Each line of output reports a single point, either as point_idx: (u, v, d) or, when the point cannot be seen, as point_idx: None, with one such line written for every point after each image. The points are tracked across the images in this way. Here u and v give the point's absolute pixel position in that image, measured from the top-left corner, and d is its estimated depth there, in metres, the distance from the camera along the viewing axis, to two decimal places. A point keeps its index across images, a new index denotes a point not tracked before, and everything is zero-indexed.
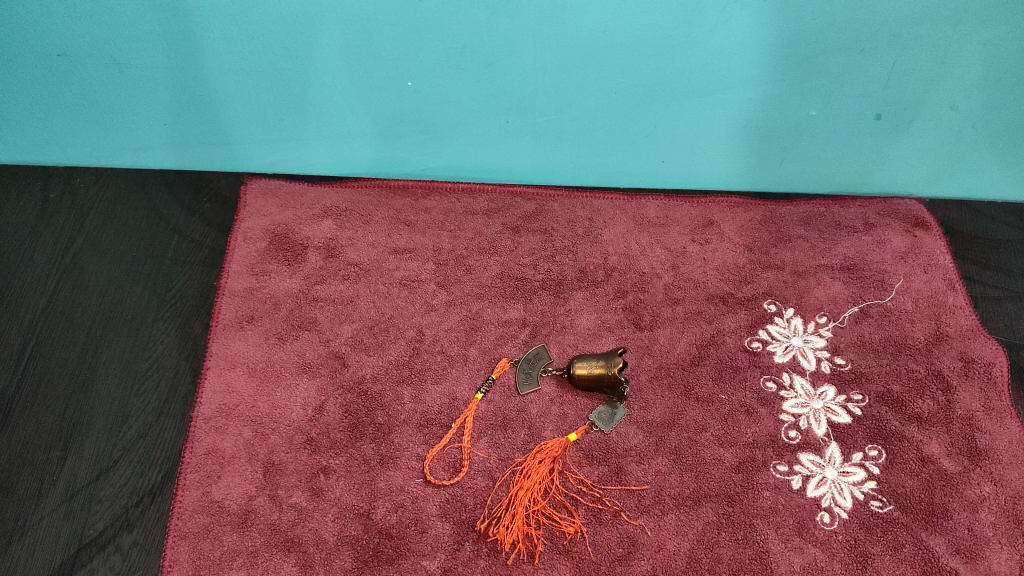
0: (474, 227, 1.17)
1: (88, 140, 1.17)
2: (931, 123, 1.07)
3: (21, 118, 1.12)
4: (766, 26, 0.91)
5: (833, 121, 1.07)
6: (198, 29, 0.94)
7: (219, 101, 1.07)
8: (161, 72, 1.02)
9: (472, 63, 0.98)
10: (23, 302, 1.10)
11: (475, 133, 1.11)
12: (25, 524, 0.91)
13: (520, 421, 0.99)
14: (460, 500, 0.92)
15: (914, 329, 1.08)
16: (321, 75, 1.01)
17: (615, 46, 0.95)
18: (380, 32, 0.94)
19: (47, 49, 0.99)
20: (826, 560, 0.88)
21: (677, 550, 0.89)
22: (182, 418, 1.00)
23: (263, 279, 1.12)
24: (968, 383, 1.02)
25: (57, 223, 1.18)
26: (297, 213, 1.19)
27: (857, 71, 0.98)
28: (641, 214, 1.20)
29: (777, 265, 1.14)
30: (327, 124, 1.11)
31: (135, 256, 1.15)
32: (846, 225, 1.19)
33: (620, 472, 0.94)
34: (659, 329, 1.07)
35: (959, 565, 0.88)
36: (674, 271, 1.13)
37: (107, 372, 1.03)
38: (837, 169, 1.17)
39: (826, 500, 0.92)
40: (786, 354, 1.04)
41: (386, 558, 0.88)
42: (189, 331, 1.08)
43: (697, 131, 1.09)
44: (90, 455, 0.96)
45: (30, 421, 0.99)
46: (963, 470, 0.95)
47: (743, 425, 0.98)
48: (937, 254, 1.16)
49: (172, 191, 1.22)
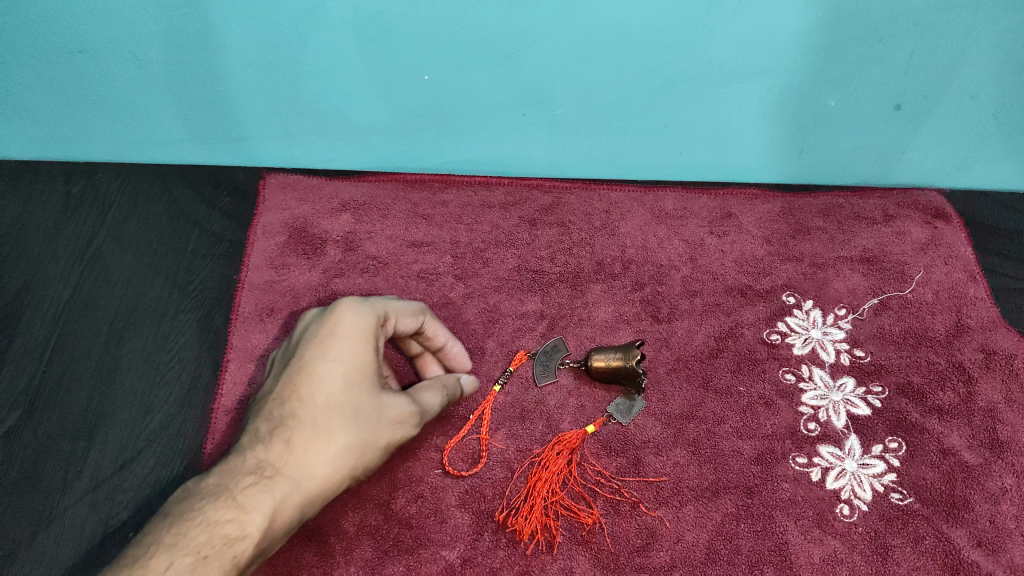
0: (492, 220, 1.17)
1: (109, 137, 1.18)
2: (951, 113, 1.06)
3: (42, 116, 1.13)
4: (781, 15, 0.92)
5: (852, 113, 1.06)
6: (218, 21, 0.96)
7: (238, 98, 1.08)
8: (182, 70, 1.04)
9: (490, 55, 0.99)
10: (48, 295, 1.12)
11: (493, 126, 1.11)
12: (51, 514, 0.93)
13: (538, 413, 0.99)
14: (479, 491, 0.93)
15: (934, 321, 1.07)
16: (340, 73, 1.03)
17: (635, 39, 0.96)
18: (400, 26, 0.95)
19: (70, 45, 1.01)
20: (846, 552, 0.88)
21: (696, 542, 0.89)
22: (205, 408, 1.01)
23: (283, 272, 1.13)
24: (989, 375, 1.02)
25: (80, 217, 1.20)
26: (316, 207, 1.20)
27: (876, 61, 0.99)
28: (659, 207, 1.19)
29: (796, 256, 1.14)
30: (346, 119, 1.12)
31: (157, 250, 1.16)
32: (866, 216, 1.18)
33: (638, 464, 0.94)
34: (677, 321, 1.07)
35: (980, 558, 0.87)
36: (691, 263, 1.13)
37: (129, 364, 1.05)
38: (857, 160, 1.16)
39: (846, 491, 0.92)
40: (804, 346, 1.04)
41: (406, 548, 0.89)
42: (210, 323, 1.09)
43: (715, 124, 1.09)
44: (114, 446, 0.98)
45: (55, 412, 1.00)
46: (985, 462, 0.94)
47: (762, 417, 0.98)
48: (958, 245, 1.15)
49: (193, 184, 1.23)
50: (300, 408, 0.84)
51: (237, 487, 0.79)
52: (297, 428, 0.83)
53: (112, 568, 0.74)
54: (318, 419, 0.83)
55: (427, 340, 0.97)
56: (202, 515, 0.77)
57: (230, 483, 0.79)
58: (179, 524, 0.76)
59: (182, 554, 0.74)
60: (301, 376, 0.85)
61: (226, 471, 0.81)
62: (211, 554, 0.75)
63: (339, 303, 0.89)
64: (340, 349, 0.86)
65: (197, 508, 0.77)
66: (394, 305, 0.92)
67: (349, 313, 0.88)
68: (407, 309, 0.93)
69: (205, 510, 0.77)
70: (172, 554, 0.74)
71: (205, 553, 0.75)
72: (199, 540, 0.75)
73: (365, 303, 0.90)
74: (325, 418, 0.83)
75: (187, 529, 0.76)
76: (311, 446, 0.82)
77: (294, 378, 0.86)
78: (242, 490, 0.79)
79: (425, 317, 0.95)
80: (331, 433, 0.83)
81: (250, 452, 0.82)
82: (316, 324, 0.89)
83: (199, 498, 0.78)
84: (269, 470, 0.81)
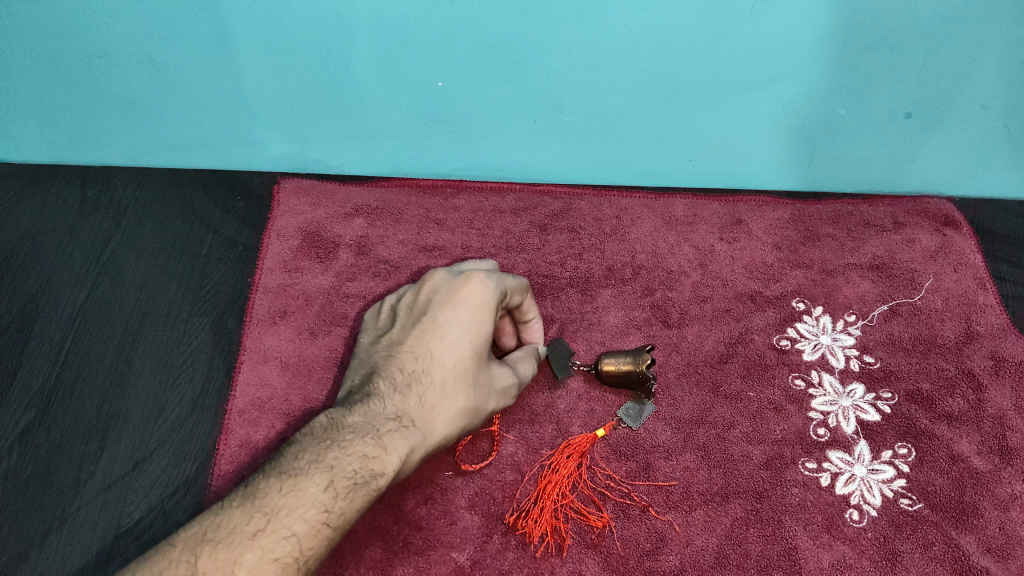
0: (502, 225, 1.18)
1: (125, 141, 1.19)
2: (961, 124, 1.07)
3: (61, 120, 1.15)
4: (791, 23, 0.93)
5: (862, 123, 1.07)
6: (233, 27, 0.98)
7: (253, 104, 1.10)
8: (199, 74, 1.05)
9: (501, 63, 1.00)
10: (63, 296, 1.13)
11: (503, 134, 1.13)
12: (64, 513, 0.93)
13: (548, 417, 0.99)
14: (489, 494, 0.94)
15: (944, 328, 1.07)
16: (356, 78, 1.04)
17: (646, 44, 0.97)
18: (414, 33, 0.97)
19: (89, 49, 1.03)
20: (855, 558, 0.88)
21: (705, 546, 0.89)
22: (217, 411, 1.02)
23: (296, 275, 1.14)
24: (998, 382, 1.02)
25: (95, 221, 1.21)
26: (329, 212, 1.20)
27: (888, 71, 1.00)
28: (668, 213, 1.20)
29: (805, 263, 1.14)
30: (360, 126, 1.13)
31: (170, 254, 1.18)
32: (875, 224, 1.18)
33: (648, 468, 0.95)
34: (687, 327, 1.07)
35: (990, 564, 0.87)
36: (701, 268, 1.14)
37: (143, 367, 1.06)
38: (867, 169, 1.17)
39: (855, 496, 0.92)
40: (814, 352, 1.05)
41: (415, 549, 0.89)
42: (223, 327, 1.10)
43: (725, 131, 1.10)
44: (126, 447, 0.98)
45: (70, 413, 1.02)
46: (994, 469, 0.94)
47: (772, 422, 0.98)
48: (968, 253, 1.15)
49: (207, 190, 1.24)
50: (434, 366, 0.84)
51: (381, 428, 0.79)
52: (430, 384, 0.83)
53: (271, 475, 0.73)
54: (448, 379, 0.84)
55: (517, 313, 0.96)
56: (354, 445, 0.77)
57: (374, 423, 0.80)
58: (335, 448, 0.76)
59: (338, 477, 0.74)
60: (433, 336, 0.86)
61: (368, 411, 0.81)
62: (362, 483, 0.75)
63: (474, 270, 0.88)
64: (470, 317, 0.86)
65: (348, 439, 0.77)
66: (517, 282, 0.90)
67: (483, 284, 0.87)
68: (521, 286, 0.92)
69: (355, 443, 0.77)
70: (331, 475, 0.74)
71: (357, 480, 0.75)
72: (351, 468, 0.75)
73: (497, 273, 0.88)
74: (452, 381, 0.84)
75: (340, 455, 0.76)
76: (439, 404, 0.83)
77: (426, 336, 0.86)
78: (386, 431, 0.79)
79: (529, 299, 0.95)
80: (454, 394, 0.84)
81: (389, 398, 0.82)
82: (448, 288, 0.88)
83: (347, 429, 0.78)
84: (406, 420, 0.81)
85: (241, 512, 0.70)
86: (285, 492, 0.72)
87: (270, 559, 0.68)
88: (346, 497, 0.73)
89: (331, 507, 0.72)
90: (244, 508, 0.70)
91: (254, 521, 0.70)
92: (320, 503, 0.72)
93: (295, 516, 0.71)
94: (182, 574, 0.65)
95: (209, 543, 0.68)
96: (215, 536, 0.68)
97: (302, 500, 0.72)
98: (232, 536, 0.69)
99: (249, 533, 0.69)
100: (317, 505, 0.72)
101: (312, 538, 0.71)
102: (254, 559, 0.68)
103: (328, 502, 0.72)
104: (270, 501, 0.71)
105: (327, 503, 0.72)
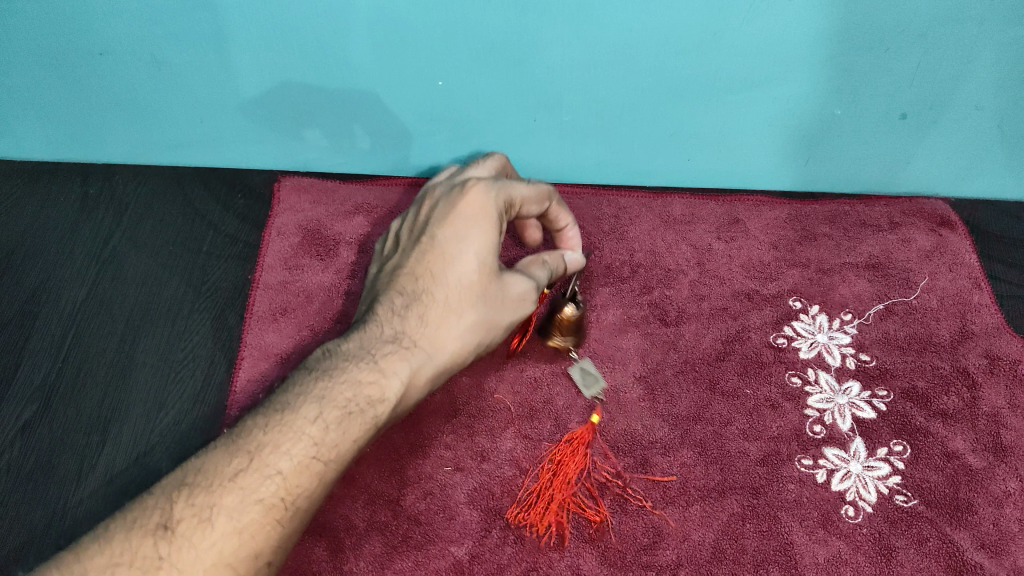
0: None
1: (126, 138, 1.20)
2: (955, 123, 1.08)
3: (63, 117, 1.16)
4: (786, 23, 0.94)
5: (858, 121, 1.08)
6: (233, 24, 0.98)
7: (252, 100, 1.10)
8: (199, 71, 1.06)
9: (500, 60, 1.01)
10: (64, 292, 1.14)
11: (502, 133, 1.13)
12: (66, 506, 0.94)
13: (546, 413, 1.00)
14: (488, 488, 0.94)
15: (939, 327, 1.08)
16: (356, 76, 1.04)
17: (644, 42, 0.97)
18: (414, 31, 0.97)
19: (89, 47, 1.04)
20: (850, 553, 0.89)
21: (702, 541, 0.89)
22: (217, 406, 1.02)
23: (297, 272, 1.14)
24: (992, 381, 1.03)
25: (96, 218, 1.22)
26: (330, 209, 1.22)
27: (883, 72, 1.01)
28: (666, 212, 1.21)
29: (801, 263, 1.15)
30: (360, 125, 1.14)
31: (171, 250, 1.18)
32: (871, 224, 1.19)
33: (645, 463, 0.95)
34: (685, 324, 1.08)
35: (984, 560, 0.88)
36: (699, 267, 1.15)
37: (144, 362, 1.06)
38: (864, 169, 1.18)
39: (850, 493, 0.93)
40: (810, 350, 1.05)
41: (414, 544, 0.90)
42: (224, 323, 1.11)
43: (722, 130, 1.11)
44: (127, 440, 0.99)
45: (71, 406, 1.02)
46: (988, 465, 0.95)
47: (768, 419, 0.99)
48: (962, 253, 1.17)
49: (208, 187, 1.25)
50: (435, 285, 0.83)
51: (378, 352, 0.79)
52: (431, 303, 0.82)
53: (258, 414, 0.72)
54: (450, 297, 0.83)
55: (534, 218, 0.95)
56: (347, 373, 0.76)
57: (370, 349, 0.79)
58: (325, 378, 0.75)
59: (329, 407, 0.73)
60: (433, 254, 0.84)
61: (365, 336, 0.80)
62: (356, 412, 0.74)
63: (471, 181, 0.86)
64: (471, 230, 0.84)
65: (342, 368, 0.76)
66: (524, 189, 0.88)
67: (483, 194, 0.85)
68: (530, 193, 0.90)
69: (350, 369, 0.76)
70: (320, 406, 0.72)
71: (349, 410, 0.73)
72: (344, 397, 0.74)
73: (497, 183, 0.87)
74: (456, 298, 0.83)
75: (334, 385, 0.75)
76: (445, 321, 0.82)
77: (425, 257, 0.85)
78: (383, 354, 0.79)
79: (550, 203, 0.94)
80: (461, 309, 0.83)
81: (386, 322, 0.81)
82: (446, 203, 0.86)
83: (341, 358, 0.77)
84: (407, 340, 0.80)
85: (222, 453, 0.68)
86: (271, 428, 0.70)
87: (254, 499, 0.67)
88: (337, 428, 0.72)
89: (321, 439, 0.71)
90: (227, 448, 0.69)
91: (236, 461, 0.68)
92: (310, 436, 0.71)
93: (280, 452, 0.69)
94: (157, 521, 0.64)
95: (186, 488, 0.66)
96: (195, 481, 0.67)
97: (289, 435, 0.70)
98: (212, 480, 0.67)
99: (230, 474, 0.67)
100: (305, 438, 0.70)
101: (300, 474, 0.69)
102: (235, 500, 0.66)
103: (318, 434, 0.71)
104: (253, 439, 0.69)
105: (317, 437, 0.71)
